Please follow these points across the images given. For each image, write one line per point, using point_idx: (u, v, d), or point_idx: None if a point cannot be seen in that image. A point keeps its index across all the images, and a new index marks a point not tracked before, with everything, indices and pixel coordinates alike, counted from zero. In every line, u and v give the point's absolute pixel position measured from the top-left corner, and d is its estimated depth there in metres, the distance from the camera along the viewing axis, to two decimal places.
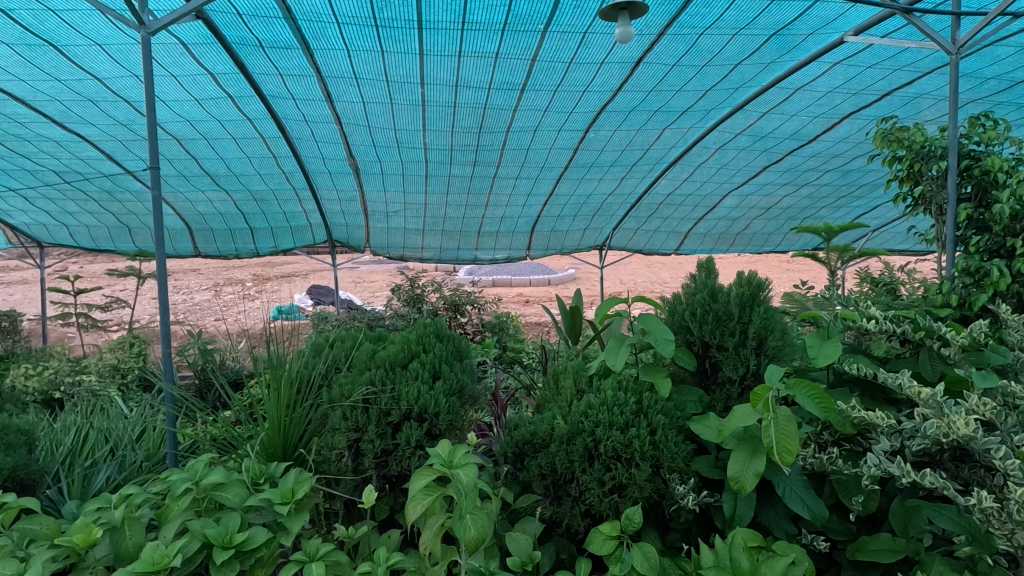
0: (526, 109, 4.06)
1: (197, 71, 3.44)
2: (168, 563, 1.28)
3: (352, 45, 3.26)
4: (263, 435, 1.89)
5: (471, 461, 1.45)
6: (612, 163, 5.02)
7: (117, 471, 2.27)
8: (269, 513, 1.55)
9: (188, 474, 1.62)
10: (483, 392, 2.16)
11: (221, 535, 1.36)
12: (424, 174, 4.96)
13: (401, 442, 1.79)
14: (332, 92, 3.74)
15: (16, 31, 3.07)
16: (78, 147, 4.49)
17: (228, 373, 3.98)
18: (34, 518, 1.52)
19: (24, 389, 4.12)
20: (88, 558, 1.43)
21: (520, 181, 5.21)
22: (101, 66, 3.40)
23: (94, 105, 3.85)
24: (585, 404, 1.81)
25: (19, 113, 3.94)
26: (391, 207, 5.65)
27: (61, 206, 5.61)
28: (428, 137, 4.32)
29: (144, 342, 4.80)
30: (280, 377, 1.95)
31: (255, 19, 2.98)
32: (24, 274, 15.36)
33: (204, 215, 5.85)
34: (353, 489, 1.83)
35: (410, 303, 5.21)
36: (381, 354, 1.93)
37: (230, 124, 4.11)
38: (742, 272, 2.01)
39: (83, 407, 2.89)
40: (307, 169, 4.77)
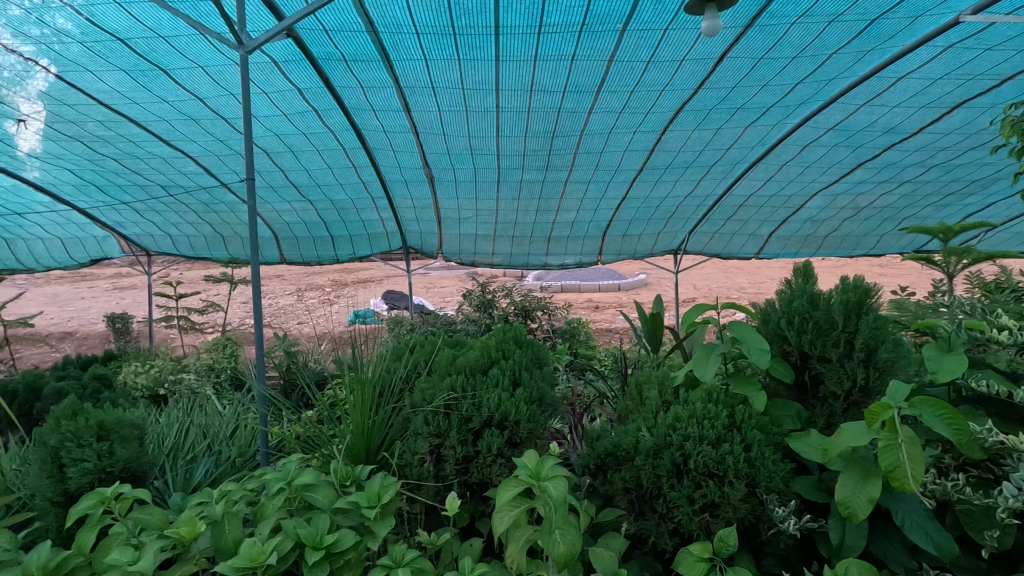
0: (601, 111, 3.97)
1: (285, 86, 3.63)
2: (264, 560, 1.32)
3: (431, 54, 3.33)
4: (348, 437, 1.93)
5: (560, 474, 1.42)
6: (688, 164, 4.82)
7: (214, 466, 2.43)
8: (356, 516, 1.58)
9: (282, 473, 1.67)
10: (562, 400, 2.11)
11: (313, 535, 1.40)
12: (496, 180, 4.97)
13: (482, 449, 1.77)
14: (409, 103, 3.83)
15: (133, 58, 3.38)
16: (181, 163, 4.86)
17: (311, 374, 4.14)
18: (146, 508, 1.61)
19: (134, 385, 4.49)
20: (192, 550, 1.50)
21: (593, 184, 5.11)
22: (203, 87, 3.67)
23: (197, 124, 4.17)
24: (672, 417, 1.72)
25: (133, 134, 4.32)
26: (463, 214, 5.71)
27: (165, 217, 6.10)
28: (501, 142, 4.33)
29: (236, 344, 5.08)
30: (364, 381, 2.00)
31: (340, 34, 3.11)
32: (134, 280, 16.92)
33: (289, 224, 6.17)
34: (434, 495, 1.82)
35: (481, 308, 5.18)
36: (462, 360, 1.93)
37: (314, 137, 4.31)
38: (846, 277, 1.85)
39: (184, 404, 3.10)
40: (384, 178, 4.92)
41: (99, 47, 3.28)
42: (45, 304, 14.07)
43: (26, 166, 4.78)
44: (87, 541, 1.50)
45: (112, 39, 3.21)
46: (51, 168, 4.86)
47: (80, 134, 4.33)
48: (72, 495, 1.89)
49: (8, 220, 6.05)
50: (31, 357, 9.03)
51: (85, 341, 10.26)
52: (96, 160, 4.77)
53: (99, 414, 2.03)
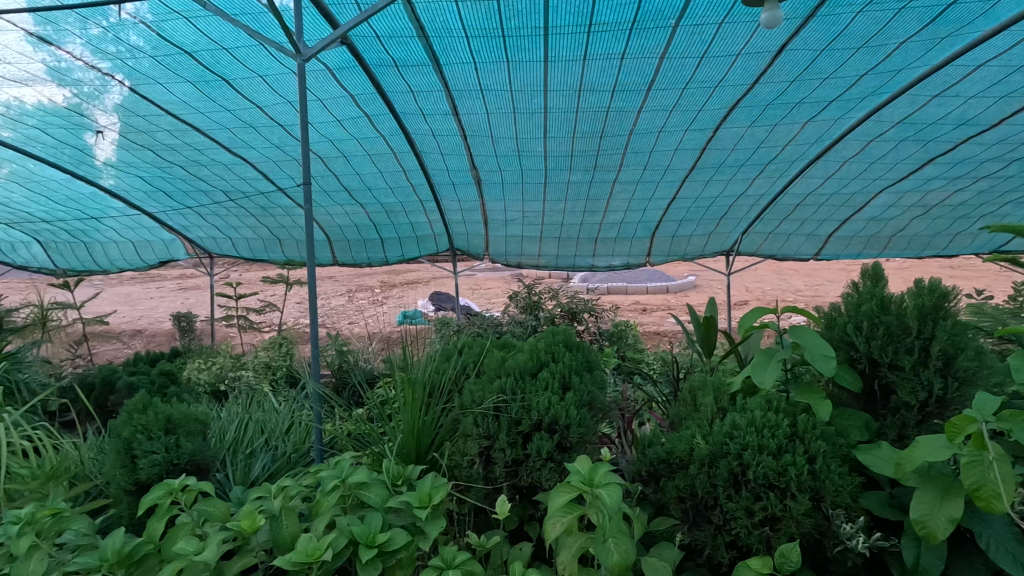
0: (651, 109, 3.89)
1: (339, 93, 3.74)
2: (320, 556, 1.36)
3: (480, 57, 3.35)
4: (400, 437, 1.96)
5: (614, 481, 1.39)
6: (743, 162, 4.65)
7: (271, 461, 2.52)
8: (407, 516, 1.59)
9: (336, 470, 1.70)
10: (612, 405, 2.07)
11: (366, 533, 1.42)
12: (543, 182, 4.95)
13: (531, 452, 1.76)
14: (458, 106, 3.87)
15: (199, 70, 3.57)
16: (242, 169, 5.08)
17: (362, 373, 4.23)
18: (210, 500, 1.68)
19: (197, 380, 4.70)
20: (251, 543, 1.55)
21: (641, 184, 5.01)
22: (262, 96, 3.82)
23: (257, 131, 4.34)
24: (730, 425, 1.65)
25: (198, 142, 4.55)
26: (510, 216, 5.71)
27: (227, 221, 6.39)
28: (549, 143, 4.31)
29: (291, 343, 5.25)
30: (414, 382, 2.02)
31: (392, 40, 3.17)
32: (198, 281, 17.85)
33: (341, 227, 6.35)
34: (483, 497, 1.82)
35: (527, 310, 5.17)
36: (511, 363, 1.92)
37: (366, 142, 4.42)
38: (921, 280, 1.73)
39: (243, 400, 3.22)
40: (432, 181, 4.98)
41: (168, 60, 3.48)
42: (118, 303, 15.03)
43: (103, 174, 5.12)
44: (156, 530, 1.58)
45: (180, 53, 3.39)
46: (124, 175, 5.18)
47: (151, 144, 4.59)
48: (143, 485, 1.99)
49: (87, 224, 6.49)
50: (107, 352, 9.66)
51: (153, 338, 10.89)
52: (164, 167, 5.04)
53: (167, 408, 2.14)
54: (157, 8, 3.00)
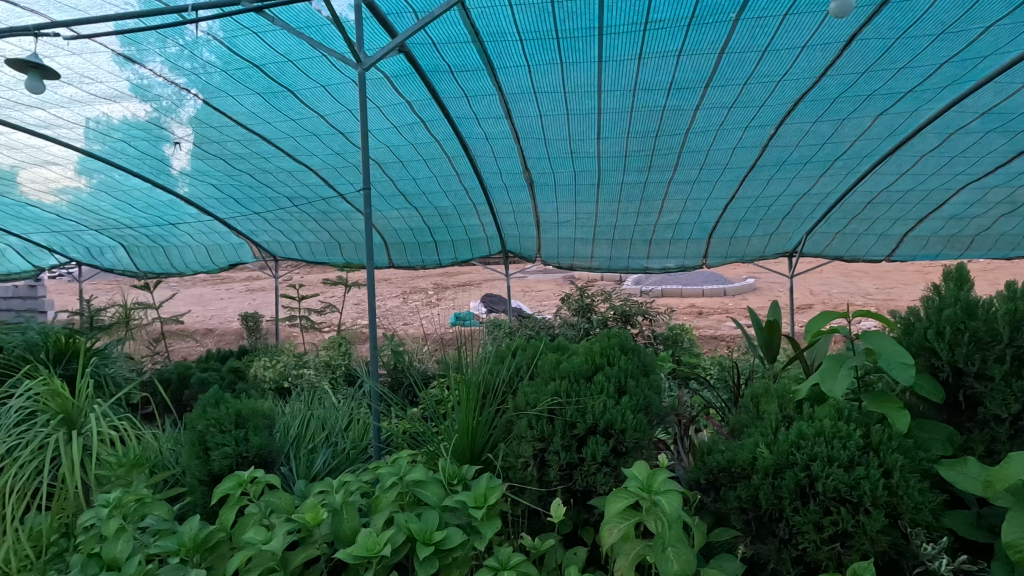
0: (710, 106, 3.78)
1: (396, 100, 3.85)
2: (379, 551, 1.39)
3: (533, 60, 3.36)
4: (455, 437, 1.99)
5: (673, 489, 1.36)
6: (807, 159, 4.44)
7: (332, 457, 2.60)
8: (463, 515, 1.61)
9: (394, 468, 1.74)
10: (669, 411, 2.03)
11: (423, 530, 1.44)
12: (596, 183, 4.89)
13: (586, 456, 1.75)
14: (511, 109, 3.89)
15: (266, 82, 3.76)
16: (304, 176, 5.30)
17: (416, 373, 4.32)
18: (276, 492, 1.75)
19: (263, 377, 4.87)
20: (315, 536, 1.61)
21: (698, 184, 4.87)
22: (324, 105, 3.98)
23: (319, 139, 4.52)
24: (796, 433, 1.58)
25: (265, 150, 4.78)
26: (562, 219, 5.68)
27: (290, 226, 6.68)
28: (603, 144, 4.26)
29: (349, 343, 5.42)
30: (469, 382, 2.05)
31: (447, 46, 3.24)
32: (263, 283, 18.76)
33: (397, 231, 6.50)
34: (538, 499, 1.82)
35: (580, 312, 5.12)
36: (566, 365, 1.92)
37: (421, 147, 4.51)
38: (1012, 282, 1.60)
39: (305, 398, 3.35)
40: (485, 184, 5.03)
41: (238, 73, 3.68)
42: (192, 304, 16.02)
43: (179, 182, 5.46)
44: (227, 518, 1.66)
45: (250, 66, 3.59)
46: (198, 184, 5.51)
47: (222, 153, 4.87)
48: (215, 476, 2.10)
49: (166, 230, 6.94)
50: (181, 350, 10.29)
51: (223, 338, 11.53)
52: (234, 175, 5.34)
53: (238, 404, 2.25)
54: (229, 25, 3.18)
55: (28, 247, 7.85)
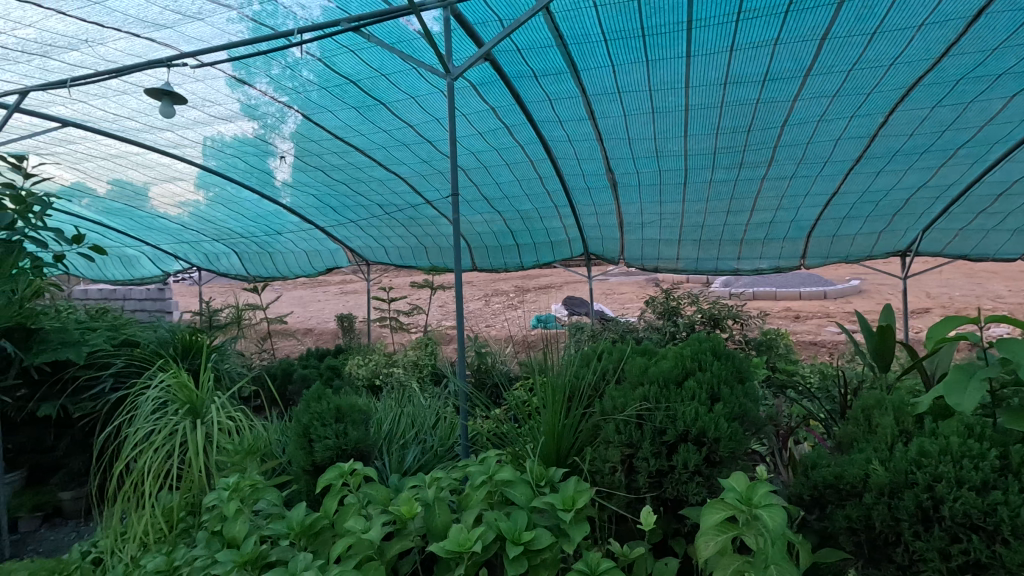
0: (809, 96, 3.54)
1: (482, 107, 3.96)
2: (470, 547, 1.42)
3: (617, 59, 3.33)
4: (541, 439, 2.00)
5: (776, 503, 1.31)
6: (924, 148, 4.03)
7: (421, 453, 2.71)
8: (552, 517, 1.61)
9: (483, 467, 1.78)
10: (767, 421, 1.92)
11: (512, 530, 1.46)
12: (682, 182, 4.73)
13: (677, 464, 1.70)
14: (595, 110, 3.86)
15: (361, 96, 3.99)
16: (394, 184, 5.55)
17: (500, 374, 4.39)
18: (373, 484, 1.85)
19: (357, 374, 5.13)
20: (408, 529, 1.68)
21: (795, 179, 4.57)
22: (413, 115, 4.16)
23: (408, 148, 4.72)
24: (915, 450, 1.45)
25: (359, 161, 5.07)
26: (647, 220, 5.53)
27: (380, 232, 7.02)
28: (690, 142, 4.11)
29: (435, 343, 5.59)
30: (555, 384, 2.06)
31: (532, 51, 3.29)
32: (355, 287, 19.86)
33: (481, 236, 6.62)
34: (626, 506, 1.79)
35: (665, 315, 4.97)
36: (654, 369, 1.88)
37: (505, 152, 4.59)
38: None
39: (396, 395, 3.51)
40: (568, 187, 5.02)
41: (336, 89, 3.93)
42: (294, 305, 17.29)
43: (283, 193, 5.91)
44: (331, 506, 1.77)
45: (347, 82, 3.83)
46: (300, 194, 5.93)
47: (321, 165, 5.22)
48: (318, 466, 2.25)
49: (271, 237, 7.53)
50: (285, 348, 11.12)
51: (321, 337, 12.33)
52: (331, 185, 5.70)
53: (338, 399, 2.40)
54: (328, 45, 3.41)
55: (158, 254, 8.83)
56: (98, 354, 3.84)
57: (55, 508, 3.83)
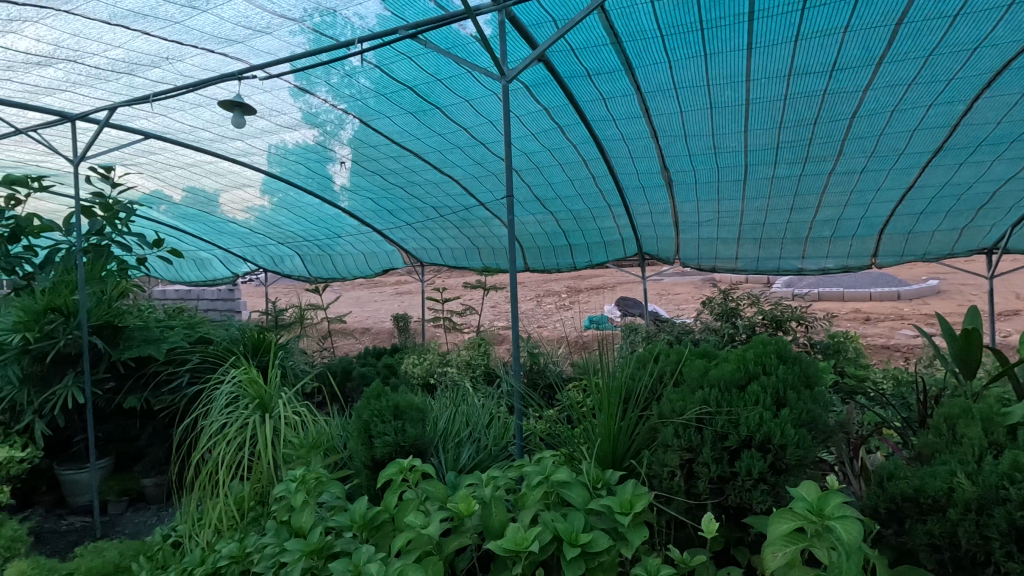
0: (882, 86, 3.34)
1: (535, 108, 3.98)
2: (527, 546, 1.43)
3: (673, 55, 3.27)
4: (597, 440, 1.97)
5: (850, 515, 1.26)
6: (1014, 137, 3.71)
7: (476, 452, 2.74)
8: (609, 521, 1.59)
9: (539, 467, 1.78)
10: (836, 429, 1.84)
11: (569, 531, 1.46)
12: (742, 179, 4.56)
13: (740, 470, 1.66)
14: (650, 108, 3.79)
15: (417, 101, 4.08)
16: (448, 186, 5.64)
17: (553, 375, 4.37)
18: (431, 481, 1.89)
19: (413, 373, 5.24)
20: (466, 526, 1.70)
21: (865, 174, 4.31)
22: (467, 118, 4.22)
23: (462, 151, 4.79)
24: (1007, 465, 1.36)
25: (414, 164, 5.19)
26: (703, 219, 5.36)
27: (434, 233, 7.15)
28: (751, 137, 3.97)
29: (488, 343, 5.63)
30: (612, 386, 2.04)
31: (585, 51, 3.29)
32: (410, 287, 20.31)
33: (533, 236, 6.61)
34: (685, 511, 1.75)
35: (724, 317, 4.81)
36: (715, 373, 1.84)
37: (557, 152, 4.58)
38: None
39: (451, 393, 3.56)
40: (622, 186, 4.94)
41: (393, 95, 4.04)
42: (353, 305, 17.90)
43: (342, 197, 6.12)
44: (390, 501, 1.82)
45: (404, 88, 3.94)
46: (358, 197, 6.13)
47: (378, 169, 5.38)
48: (377, 462, 2.32)
49: (332, 240, 7.83)
50: (344, 347, 11.52)
51: (378, 336, 12.70)
52: (388, 188, 5.85)
53: (396, 397, 2.47)
54: (386, 53, 3.52)
55: (228, 257, 9.36)
56: (176, 351, 4.11)
57: (138, 494, 4.12)
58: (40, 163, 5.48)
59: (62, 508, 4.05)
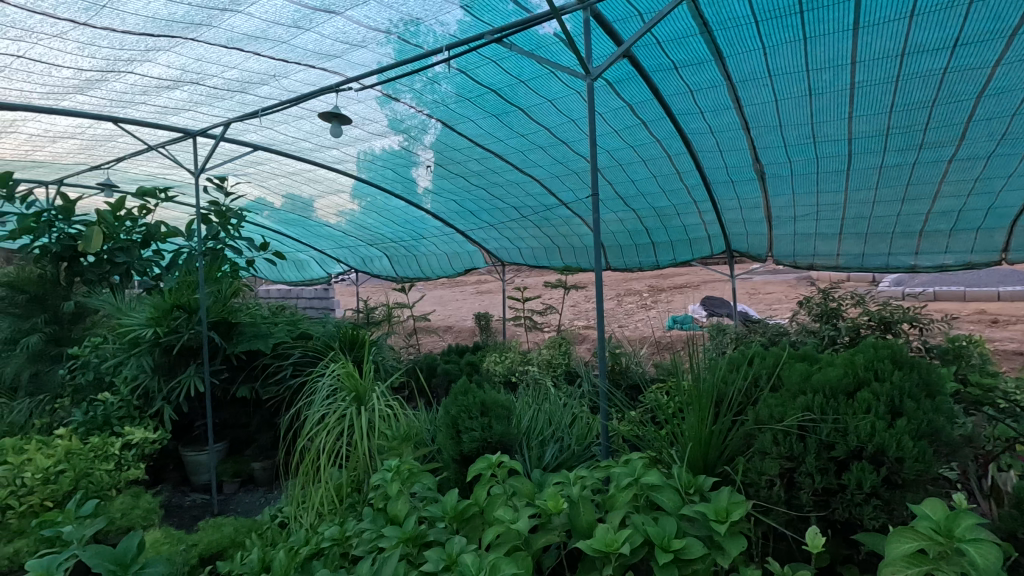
0: (1017, 60, 2.97)
1: (619, 104, 3.94)
2: (618, 548, 1.41)
3: (769, 41, 3.12)
4: (687, 445, 1.89)
5: (984, 539, 1.17)
6: None
7: (559, 451, 2.74)
8: (703, 527, 1.54)
9: (628, 469, 1.76)
10: (962, 443, 1.68)
11: (661, 536, 1.42)
12: (845, 169, 4.24)
13: (849, 483, 1.56)
14: (741, 98, 3.62)
15: (500, 103, 4.16)
16: (530, 186, 5.68)
17: (637, 376, 4.28)
18: (518, 477, 1.92)
19: (495, 371, 5.33)
20: (553, 524, 1.71)
21: (994, 160, 3.83)
22: (549, 118, 4.23)
23: (543, 151, 4.82)
24: None
25: (496, 165, 5.28)
26: (799, 214, 5.02)
27: (515, 233, 7.22)
28: (856, 124, 3.67)
29: (569, 343, 5.60)
30: (704, 388, 1.96)
31: (672, 43, 3.22)
32: (489, 287, 20.67)
33: (614, 235, 6.49)
34: (786, 523, 1.67)
35: (824, 318, 4.48)
36: (820, 377, 1.74)
37: (641, 148, 4.48)
38: None
39: (534, 392, 3.59)
40: (709, 181, 4.74)
41: (477, 98, 4.14)
42: (435, 305, 18.47)
43: (426, 199, 6.33)
44: (480, 495, 1.87)
45: (488, 91, 4.02)
46: (442, 199, 6.32)
47: (462, 171, 5.52)
48: (466, 456, 2.40)
49: (417, 241, 8.13)
50: (428, 344, 11.92)
51: (460, 334, 13.02)
52: (470, 190, 5.99)
53: (482, 394, 2.50)
54: (472, 59, 3.61)
55: (323, 258, 9.99)
56: (281, 346, 4.46)
57: (249, 476, 4.49)
58: (167, 175, 6.12)
59: (186, 485, 4.51)
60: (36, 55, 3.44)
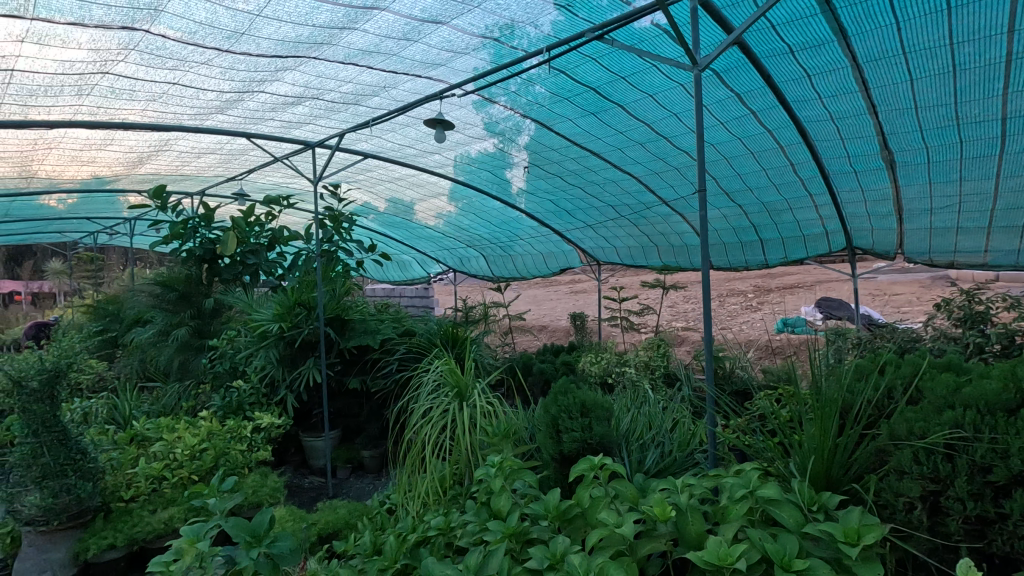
0: None
1: (725, 95, 3.76)
2: (732, 563, 1.33)
3: (903, 15, 2.82)
4: (807, 457, 1.74)
5: None
6: None
7: (660, 457, 2.65)
8: (830, 548, 1.42)
9: (742, 480, 1.66)
10: None
11: (781, 554, 1.33)
12: (996, 154, 3.71)
13: (1011, 512, 1.36)
14: (868, 79, 3.30)
15: (599, 101, 4.11)
16: (627, 184, 5.55)
17: (745, 381, 4.03)
18: (621, 480, 1.88)
19: (591, 371, 5.27)
20: (658, 531, 1.65)
21: None
22: (650, 113, 4.12)
23: (642, 147, 4.70)
24: None
25: (593, 163, 5.23)
26: (937, 206, 4.47)
27: (611, 232, 7.11)
28: (1012, 100, 3.20)
29: (668, 345, 5.40)
30: (825, 397, 1.80)
31: (788, 25, 3.02)
32: (583, 287, 20.54)
33: (717, 233, 6.17)
34: (929, 552, 1.51)
35: (967, 322, 3.96)
36: (970, 390, 1.57)
37: (750, 140, 4.24)
38: None
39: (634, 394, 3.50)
40: (827, 173, 4.36)
41: (576, 96, 4.12)
42: (529, 305, 18.64)
43: (523, 199, 6.40)
44: (582, 496, 1.85)
45: (587, 89, 3.99)
46: (538, 199, 6.36)
47: (557, 170, 5.53)
48: (565, 456, 2.39)
49: (512, 241, 8.26)
50: (523, 343, 12.06)
51: (554, 334, 13.04)
52: (566, 189, 5.97)
53: (583, 394, 2.50)
54: (571, 58, 3.61)
55: (424, 259, 10.49)
56: (388, 342, 4.75)
57: (359, 463, 4.80)
58: (289, 184, 6.70)
59: (305, 468, 4.91)
60: (187, 81, 3.90)
